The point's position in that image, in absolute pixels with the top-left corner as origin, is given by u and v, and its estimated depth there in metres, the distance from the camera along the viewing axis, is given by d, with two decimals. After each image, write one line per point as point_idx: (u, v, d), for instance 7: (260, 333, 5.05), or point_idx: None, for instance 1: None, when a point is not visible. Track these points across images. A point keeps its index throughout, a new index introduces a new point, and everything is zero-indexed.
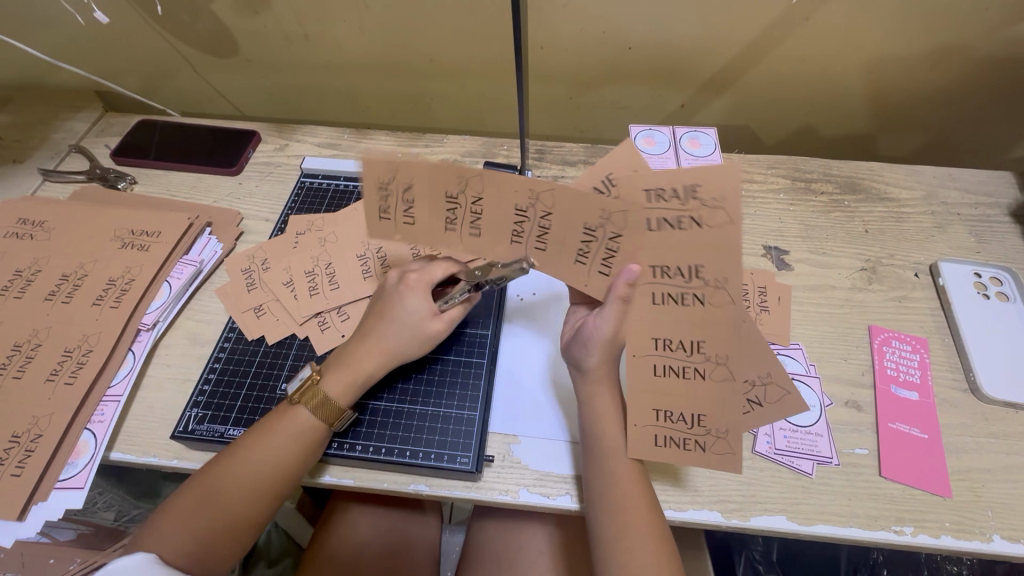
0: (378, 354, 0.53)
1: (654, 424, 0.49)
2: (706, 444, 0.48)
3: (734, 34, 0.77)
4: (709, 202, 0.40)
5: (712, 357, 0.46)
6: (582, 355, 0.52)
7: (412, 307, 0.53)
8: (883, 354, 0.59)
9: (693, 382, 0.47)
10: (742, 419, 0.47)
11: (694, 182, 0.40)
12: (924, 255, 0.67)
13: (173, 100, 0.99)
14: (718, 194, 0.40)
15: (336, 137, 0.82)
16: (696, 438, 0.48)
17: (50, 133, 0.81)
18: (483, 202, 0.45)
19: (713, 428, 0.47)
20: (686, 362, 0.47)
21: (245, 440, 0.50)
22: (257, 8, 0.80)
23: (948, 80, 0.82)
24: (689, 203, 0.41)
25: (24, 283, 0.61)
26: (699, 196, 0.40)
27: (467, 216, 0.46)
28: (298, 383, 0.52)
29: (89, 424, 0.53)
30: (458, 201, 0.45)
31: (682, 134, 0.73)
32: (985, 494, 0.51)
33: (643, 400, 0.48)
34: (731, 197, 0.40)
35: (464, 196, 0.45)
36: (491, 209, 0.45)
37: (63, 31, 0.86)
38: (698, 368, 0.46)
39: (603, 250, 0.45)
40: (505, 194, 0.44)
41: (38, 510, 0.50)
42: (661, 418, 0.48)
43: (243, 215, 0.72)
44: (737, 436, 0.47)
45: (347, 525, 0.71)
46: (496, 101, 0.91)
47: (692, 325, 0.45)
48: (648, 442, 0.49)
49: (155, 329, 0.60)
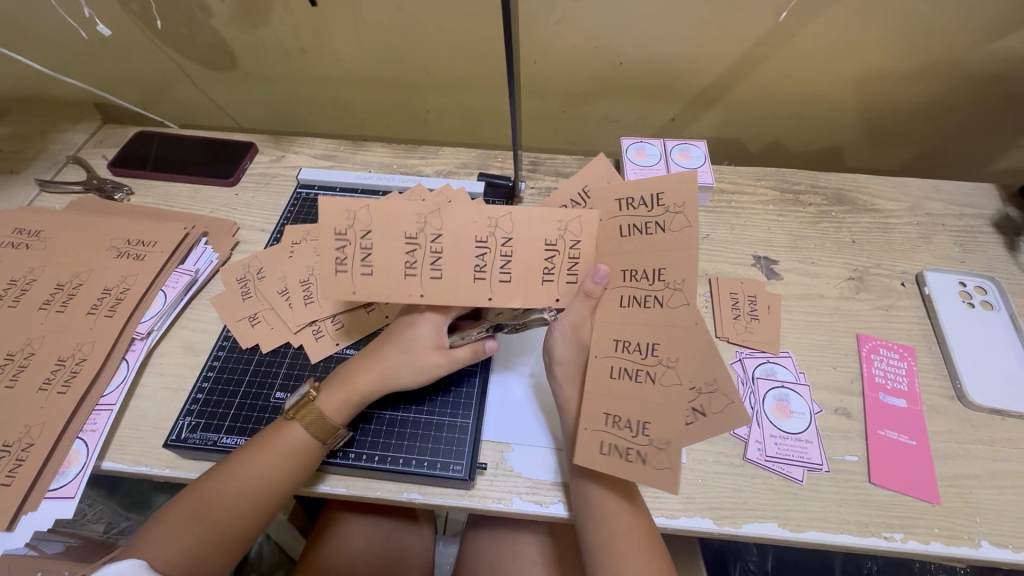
0: (374, 374, 0.52)
1: (603, 429, 0.47)
2: (647, 456, 0.45)
3: (721, 51, 0.81)
4: (680, 209, 0.46)
5: (700, 370, 0.44)
6: (555, 348, 0.52)
7: (420, 333, 0.52)
8: (870, 362, 0.62)
9: (667, 393, 0.46)
10: (684, 431, 0.44)
11: (682, 203, 0.46)
12: (911, 264, 0.71)
13: (172, 113, 0.90)
14: (713, 202, 0.46)
15: (333, 149, 0.77)
16: (638, 448, 0.46)
17: (46, 145, 0.70)
18: (513, 240, 0.47)
19: (651, 440, 0.45)
20: (640, 365, 0.47)
21: (241, 453, 0.49)
22: (256, 23, 0.75)
23: (921, 99, 0.88)
24: (675, 209, 0.47)
25: (18, 292, 0.56)
26: (664, 203, 0.47)
27: (496, 261, 0.47)
28: (296, 397, 0.52)
29: (82, 434, 0.50)
30: (487, 245, 0.47)
31: (708, 151, 0.75)
32: (973, 498, 0.54)
33: (594, 400, 0.48)
34: (721, 203, 0.46)
35: (561, 241, 0.47)
36: (521, 246, 0.47)
37: (57, 42, 0.77)
38: (695, 381, 0.45)
39: (568, 260, 0.48)
40: (533, 224, 0.47)
41: (29, 519, 0.46)
42: (609, 422, 0.47)
43: (241, 225, 0.67)
44: (678, 448, 0.44)
45: (339, 539, 0.67)
46: (499, 117, 0.89)
47: (700, 335, 0.45)
48: (593, 447, 0.47)
49: (150, 337, 0.56)
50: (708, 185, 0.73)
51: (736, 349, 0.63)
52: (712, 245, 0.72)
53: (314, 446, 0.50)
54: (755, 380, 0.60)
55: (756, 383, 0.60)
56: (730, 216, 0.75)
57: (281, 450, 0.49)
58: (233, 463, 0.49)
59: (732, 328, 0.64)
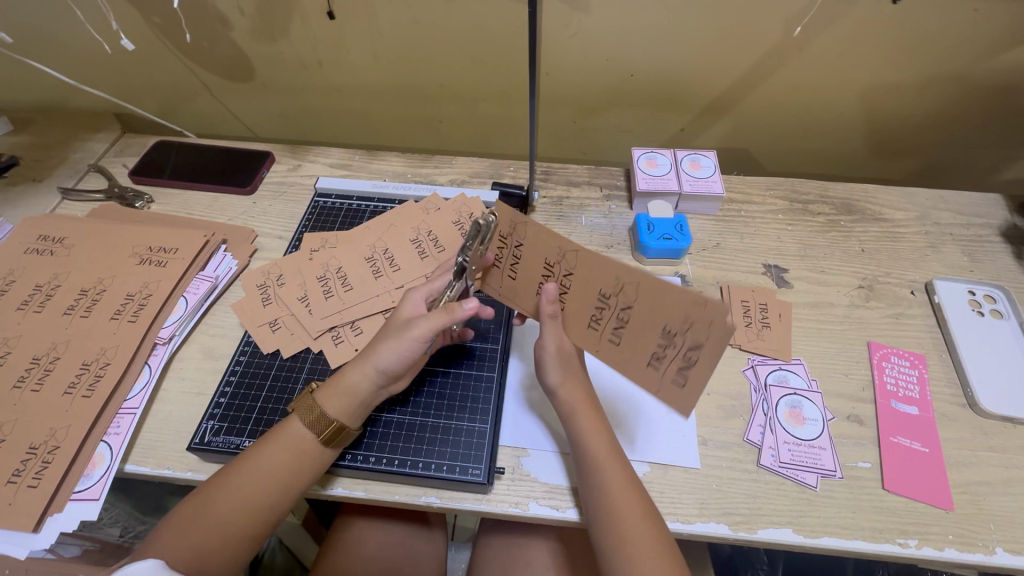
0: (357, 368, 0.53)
1: (659, 376, 0.45)
2: (694, 347, 0.42)
3: (733, 62, 0.81)
4: (510, 232, 0.48)
5: (613, 290, 0.45)
6: (544, 374, 0.53)
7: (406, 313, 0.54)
8: (882, 370, 0.60)
9: (637, 312, 0.44)
10: (688, 304, 0.41)
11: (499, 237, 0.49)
12: (919, 273, 0.69)
13: (188, 121, 1.02)
14: (510, 231, 0.48)
15: (347, 158, 0.84)
16: (682, 350, 0.43)
17: (69, 153, 0.83)
18: (388, 248, 0.67)
19: (680, 326, 0.42)
20: (614, 315, 0.45)
21: (261, 443, 0.51)
22: (274, 36, 0.83)
23: (936, 105, 0.85)
24: (503, 245, 0.49)
25: (43, 298, 0.63)
26: (504, 231, 0.48)
27: (382, 264, 0.66)
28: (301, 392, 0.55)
29: (105, 437, 0.54)
30: (374, 258, 0.66)
31: (682, 157, 0.76)
32: (986, 507, 0.52)
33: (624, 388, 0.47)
34: (512, 218, 0.47)
35: (421, 237, 0.68)
36: (397, 248, 0.67)
37: (84, 54, 0.89)
38: (620, 305, 0.45)
39: (431, 248, 0.67)
40: (403, 229, 0.69)
41: (53, 521, 0.50)
42: (654, 366, 0.45)
43: (258, 233, 0.74)
44: (702, 311, 0.40)
45: (350, 541, 0.71)
46: (504, 126, 0.94)
47: (588, 286, 0.46)
48: (670, 390, 0.44)
49: (171, 343, 0.61)
50: (718, 195, 0.72)
51: (749, 357, 0.62)
52: (725, 254, 0.71)
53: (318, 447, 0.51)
54: (766, 389, 0.59)
55: (769, 392, 0.59)
56: (738, 225, 0.75)
57: (286, 445, 0.51)
58: (248, 453, 0.51)
59: (744, 336, 0.63)
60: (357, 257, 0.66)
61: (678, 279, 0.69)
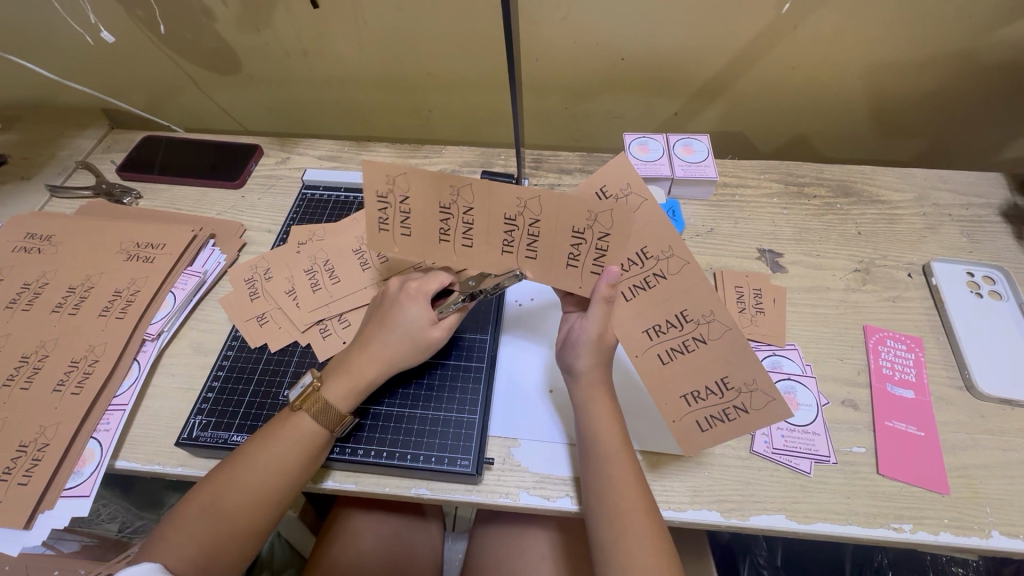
0: (378, 362, 0.53)
1: (692, 333, 0.47)
2: (665, 270, 0.46)
3: (725, 45, 0.79)
4: (621, 194, 0.45)
5: (658, 253, 0.46)
6: (573, 360, 0.51)
7: (412, 315, 0.53)
8: (878, 353, 0.60)
9: (614, 239, 0.45)
10: (661, 233, 0.45)
11: (457, 188, 0.45)
12: (917, 255, 0.68)
13: (178, 116, 1.01)
14: (389, 187, 0.46)
15: (336, 150, 0.83)
16: (654, 271, 0.46)
17: (57, 150, 0.83)
18: None
19: (659, 252, 0.45)
20: (645, 274, 0.47)
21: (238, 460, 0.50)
22: (259, 27, 0.82)
23: (937, 84, 0.83)
24: (387, 203, 0.47)
25: (31, 296, 0.62)
26: (611, 193, 0.46)
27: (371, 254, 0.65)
28: (301, 389, 0.52)
29: (94, 433, 0.54)
30: (363, 250, 0.66)
31: (675, 141, 0.75)
32: (983, 490, 0.51)
33: (664, 392, 0.48)
34: (634, 181, 0.45)
35: None
36: None
37: (68, 50, 0.89)
38: (658, 269, 0.46)
39: None
40: None
41: (44, 519, 0.50)
42: (683, 320, 0.47)
43: (247, 227, 0.73)
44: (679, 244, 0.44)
45: (346, 535, 0.71)
46: (494, 113, 0.93)
47: (560, 225, 0.46)
48: (714, 347, 0.46)
49: (160, 339, 0.61)
50: (711, 180, 0.71)
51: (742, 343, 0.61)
52: (718, 240, 0.70)
53: (317, 428, 0.51)
54: None
55: None
56: (732, 210, 0.73)
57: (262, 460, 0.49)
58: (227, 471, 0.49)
59: (738, 321, 0.62)
60: (344, 248, 0.66)
61: None
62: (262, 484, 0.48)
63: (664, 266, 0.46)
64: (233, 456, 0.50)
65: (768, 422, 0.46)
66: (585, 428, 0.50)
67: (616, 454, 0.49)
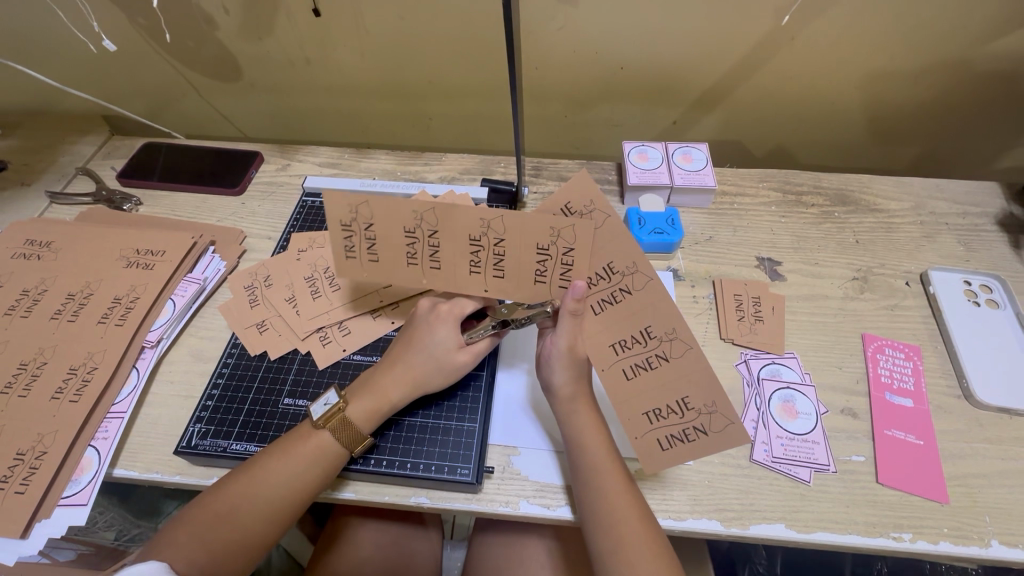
0: (404, 383, 0.53)
1: (654, 351, 0.47)
2: (630, 286, 0.47)
3: (724, 55, 0.80)
4: (585, 211, 0.46)
5: (624, 269, 0.46)
6: (549, 375, 0.51)
7: (440, 338, 0.53)
8: (877, 362, 0.60)
9: (577, 255, 0.47)
10: (624, 252, 0.46)
11: (419, 213, 0.47)
12: (915, 264, 0.69)
13: (179, 122, 1.01)
14: (351, 216, 0.48)
15: (336, 157, 0.83)
16: (620, 286, 0.47)
17: (57, 156, 0.83)
18: None
19: (625, 267, 0.46)
20: (612, 288, 0.47)
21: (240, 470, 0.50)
22: (261, 35, 0.82)
23: (932, 94, 0.84)
24: (352, 230, 0.49)
25: (30, 302, 0.62)
26: (576, 210, 0.46)
27: None
28: (324, 408, 0.52)
29: (93, 441, 0.54)
30: None
31: (674, 150, 0.75)
32: (982, 500, 0.51)
33: (628, 407, 0.49)
34: (597, 199, 0.45)
35: None
36: None
37: (70, 56, 0.89)
38: (622, 285, 0.47)
39: None
40: None
41: (41, 528, 0.50)
42: (647, 336, 0.47)
43: (247, 233, 0.73)
44: (644, 262, 0.45)
45: (344, 543, 0.71)
46: (494, 121, 0.93)
47: (524, 244, 0.47)
48: (675, 364, 0.47)
49: (159, 346, 0.61)
50: (710, 188, 0.71)
51: (742, 351, 0.62)
52: (717, 248, 0.71)
53: (338, 448, 0.51)
54: (758, 382, 0.59)
55: (761, 386, 0.59)
56: (731, 218, 0.74)
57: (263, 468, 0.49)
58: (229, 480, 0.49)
59: (737, 329, 0.63)
60: None
61: (670, 273, 0.68)
62: (262, 493, 0.48)
63: (628, 281, 0.47)
64: (236, 469, 0.50)
65: (726, 447, 0.47)
66: (580, 438, 0.50)
67: (608, 465, 0.49)
